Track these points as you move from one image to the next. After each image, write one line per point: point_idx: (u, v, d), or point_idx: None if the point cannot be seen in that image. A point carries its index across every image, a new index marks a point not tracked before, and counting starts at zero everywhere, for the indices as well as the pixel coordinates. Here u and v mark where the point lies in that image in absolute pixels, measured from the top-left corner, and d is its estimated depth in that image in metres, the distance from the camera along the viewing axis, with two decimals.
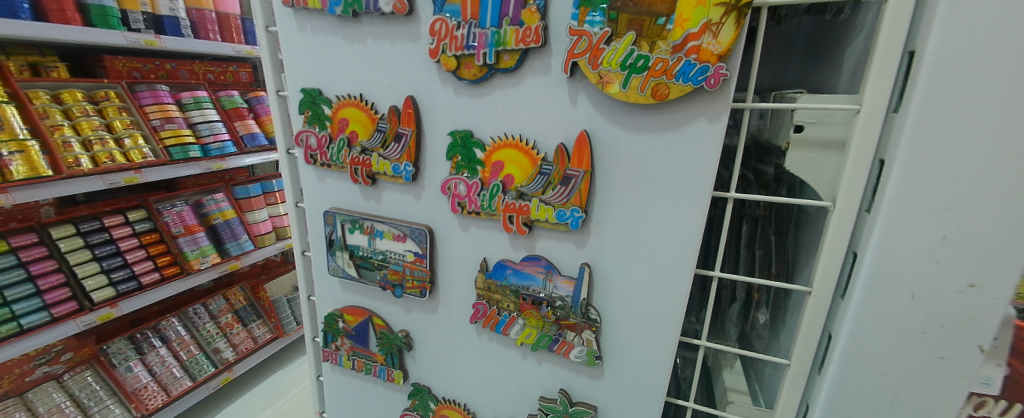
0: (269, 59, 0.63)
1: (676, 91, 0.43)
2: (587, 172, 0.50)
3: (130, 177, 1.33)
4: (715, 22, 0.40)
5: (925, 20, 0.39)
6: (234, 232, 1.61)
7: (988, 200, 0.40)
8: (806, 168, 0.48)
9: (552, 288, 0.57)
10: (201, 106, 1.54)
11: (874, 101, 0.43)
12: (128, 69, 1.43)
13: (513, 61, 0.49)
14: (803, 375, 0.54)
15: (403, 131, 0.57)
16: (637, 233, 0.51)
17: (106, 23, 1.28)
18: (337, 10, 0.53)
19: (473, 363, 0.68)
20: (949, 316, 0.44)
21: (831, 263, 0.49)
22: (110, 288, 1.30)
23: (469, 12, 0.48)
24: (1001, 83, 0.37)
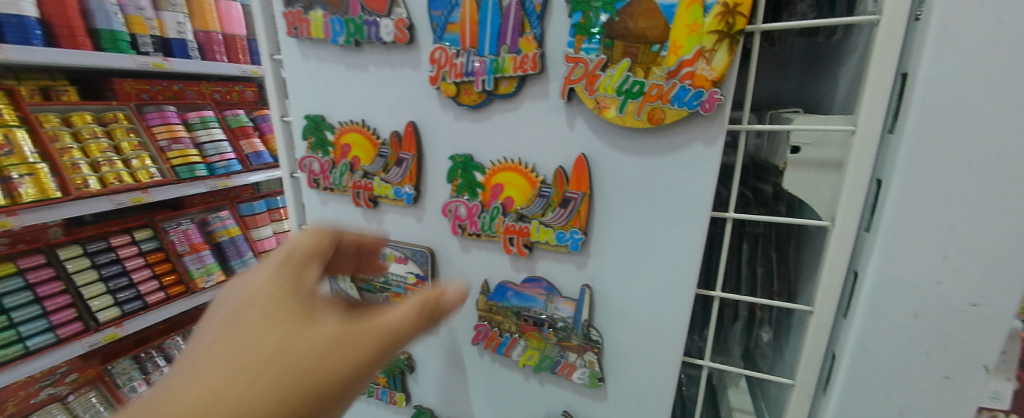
0: (274, 85, 0.64)
1: (672, 116, 0.44)
2: (586, 194, 0.51)
3: (137, 197, 1.34)
4: (708, 48, 0.41)
5: (916, 45, 0.40)
6: (238, 249, 1.62)
7: (987, 220, 0.40)
8: (804, 188, 0.48)
9: (554, 310, 0.57)
10: (208, 125, 1.57)
11: (870, 122, 0.43)
12: (137, 91, 1.46)
13: (511, 88, 0.50)
14: (808, 395, 0.53)
15: (404, 156, 0.57)
16: (637, 254, 0.52)
17: (116, 47, 1.31)
18: (339, 40, 0.55)
19: (475, 384, 0.68)
20: (955, 335, 0.43)
21: (832, 283, 0.49)
22: (115, 308, 1.31)
23: (468, 40, 0.49)
24: (993, 105, 0.37)
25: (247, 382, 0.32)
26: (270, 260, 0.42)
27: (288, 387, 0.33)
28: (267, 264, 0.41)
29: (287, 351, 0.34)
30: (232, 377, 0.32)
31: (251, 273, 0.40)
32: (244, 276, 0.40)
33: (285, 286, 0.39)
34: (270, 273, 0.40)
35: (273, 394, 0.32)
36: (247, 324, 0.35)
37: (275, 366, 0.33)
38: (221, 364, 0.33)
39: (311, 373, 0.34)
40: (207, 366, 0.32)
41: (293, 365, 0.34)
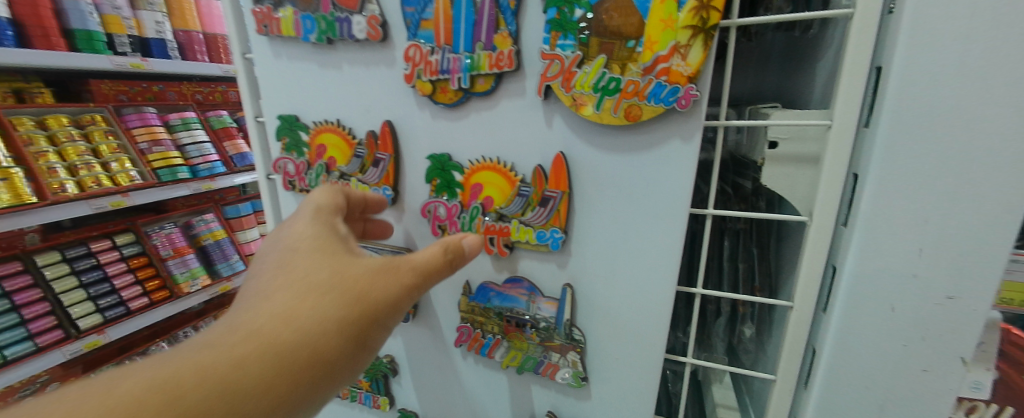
0: (247, 85, 0.63)
1: (649, 112, 0.44)
2: (565, 193, 0.50)
3: (117, 202, 1.32)
4: (683, 44, 0.40)
5: (890, 38, 0.40)
6: (224, 252, 1.60)
7: (961, 213, 0.40)
8: (783, 184, 0.48)
9: (536, 309, 0.57)
10: (190, 127, 1.54)
11: (846, 117, 0.43)
12: (116, 92, 1.43)
13: (488, 85, 0.49)
14: (790, 390, 0.53)
15: (381, 156, 0.56)
16: (617, 252, 0.51)
17: (92, 48, 1.27)
18: (311, 38, 0.53)
19: (460, 386, 0.67)
20: (931, 328, 0.44)
21: (811, 279, 0.48)
22: (97, 315, 1.28)
23: (442, 37, 0.48)
24: (965, 98, 0.37)
25: (310, 304, 0.39)
26: (303, 215, 0.49)
27: (344, 308, 0.40)
28: (303, 219, 0.48)
29: (338, 281, 0.41)
30: (297, 301, 0.39)
31: (291, 227, 0.47)
32: (284, 230, 0.47)
33: (324, 237, 0.46)
34: (310, 226, 0.47)
35: (334, 312, 0.39)
36: (302, 262, 0.42)
37: (331, 292, 0.40)
38: (286, 292, 0.40)
39: (360, 298, 0.41)
40: (277, 293, 0.40)
41: (346, 291, 0.41)
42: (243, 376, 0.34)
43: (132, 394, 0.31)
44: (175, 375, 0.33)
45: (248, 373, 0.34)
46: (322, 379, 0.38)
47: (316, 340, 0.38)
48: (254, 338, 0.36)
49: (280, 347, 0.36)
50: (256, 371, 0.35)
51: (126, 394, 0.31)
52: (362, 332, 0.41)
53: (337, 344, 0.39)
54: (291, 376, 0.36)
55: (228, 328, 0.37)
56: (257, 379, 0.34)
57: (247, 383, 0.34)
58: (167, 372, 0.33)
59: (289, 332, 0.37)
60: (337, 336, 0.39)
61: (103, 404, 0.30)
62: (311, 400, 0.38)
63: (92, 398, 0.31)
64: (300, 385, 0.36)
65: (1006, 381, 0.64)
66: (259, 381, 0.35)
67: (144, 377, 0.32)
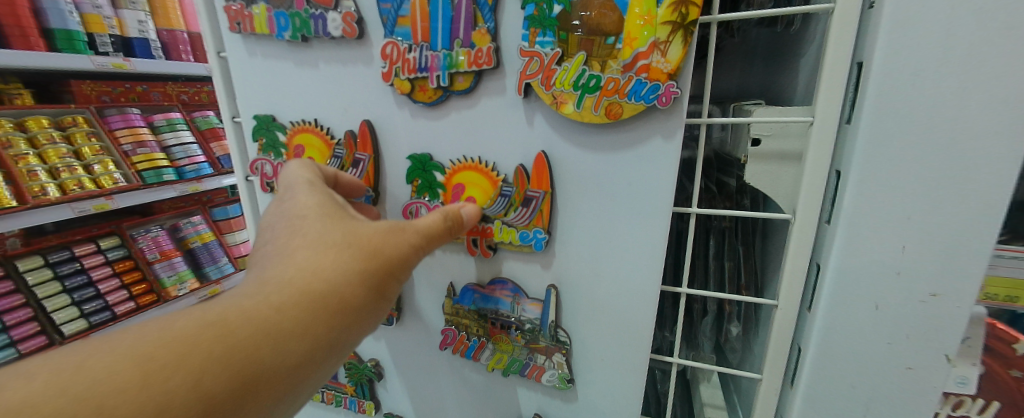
0: (222, 83, 0.61)
1: (629, 110, 0.43)
2: (548, 193, 0.49)
3: (101, 204, 1.30)
4: (663, 40, 0.40)
5: (871, 33, 0.39)
6: (212, 255, 1.59)
7: (944, 210, 0.39)
8: (766, 182, 0.47)
9: (520, 311, 0.56)
10: (175, 128, 1.51)
11: (828, 113, 0.42)
12: (97, 93, 1.39)
13: (467, 83, 0.48)
14: (776, 389, 0.53)
15: (360, 156, 0.55)
16: (601, 252, 0.51)
17: (72, 48, 1.25)
18: (285, 36, 0.52)
19: (446, 389, 0.66)
20: (916, 326, 0.43)
21: (796, 277, 0.48)
22: (82, 320, 1.26)
23: (419, 34, 0.47)
24: (947, 94, 0.37)
25: (332, 258, 0.38)
26: (297, 186, 0.46)
27: (364, 262, 0.39)
28: (299, 188, 0.46)
29: (356, 238, 0.40)
30: (318, 256, 0.38)
31: (292, 194, 0.45)
32: (287, 197, 0.45)
33: (330, 203, 0.44)
34: (312, 194, 0.45)
35: (356, 265, 0.39)
36: (314, 223, 0.41)
37: (350, 248, 0.40)
38: (306, 248, 0.39)
39: (378, 253, 0.40)
40: (297, 250, 0.39)
41: (363, 247, 0.40)
42: (280, 322, 0.34)
43: (180, 335, 0.31)
44: (216, 319, 0.33)
45: (285, 318, 0.35)
46: (353, 325, 0.38)
47: (343, 290, 0.38)
48: (284, 288, 0.36)
49: (313, 295, 0.36)
50: (292, 316, 0.35)
51: (174, 335, 0.31)
52: (383, 283, 0.41)
53: (363, 294, 0.39)
54: (325, 322, 0.36)
55: (256, 281, 0.37)
56: (294, 323, 0.35)
57: (286, 327, 0.34)
58: (208, 317, 0.33)
59: (316, 282, 0.37)
60: (362, 286, 0.39)
61: (154, 344, 0.31)
62: (343, 344, 0.38)
63: (141, 340, 0.31)
64: (334, 329, 0.37)
65: (991, 377, 0.64)
66: (296, 325, 0.35)
67: (185, 323, 0.32)
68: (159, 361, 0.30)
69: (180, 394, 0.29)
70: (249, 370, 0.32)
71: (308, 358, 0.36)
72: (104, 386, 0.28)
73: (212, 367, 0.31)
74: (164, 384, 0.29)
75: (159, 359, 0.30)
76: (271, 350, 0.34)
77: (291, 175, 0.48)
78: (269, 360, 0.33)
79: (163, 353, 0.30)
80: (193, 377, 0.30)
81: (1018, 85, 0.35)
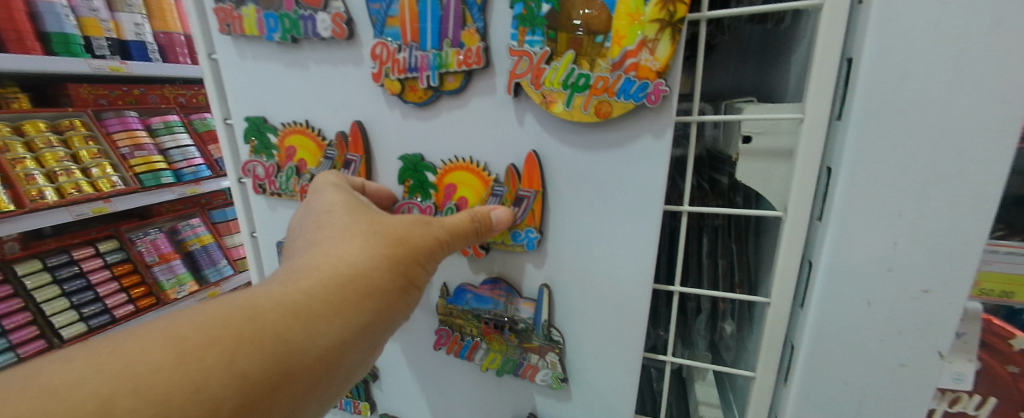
0: (213, 85, 0.60)
1: (619, 109, 0.43)
2: (539, 192, 0.49)
3: (99, 208, 1.29)
4: (651, 38, 0.40)
5: (860, 29, 0.39)
6: (212, 257, 1.59)
7: (935, 206, 0.39)
8: (757, 179, 0.47)
9: (514, 311, 0.55)
10: (173, 130, 1.51)
11: (817, 110, 0.42)
12: (94, 97, 1.39)
13: (457, 83, 0.48)
14: (769, 387, 0.53)
15: (352, 157, 0.55)
16: (593, 252, 0.50)
17: (68, 51, 1.24)
18: (275, 37, 0.52)
19: (442, 389, 0.67)
20: (908, 322, 0.43)
21: (787, 275, 0.48)
22: (81, 323, 1.27)
23: (409, 34, 0.47)
24: (936, 89, 0.37)
25: (358, 247, 0.41)
26: (322, 187, 0.49)
27: (387, 250, 0.42)
28: (325, 189, 0.49)
29: (379, 229, 0.43)
30: (345, 245, 0.41)
31: (317, 195, 0.48)
32: (312, 199, 0.48)
33: (353, 202, 0.47)
34: (336, 193, 0.48)
35: (380, 252, 0.41)
36: (339, 217, 0.44)
37: (374, 237, 0.42)
38: (332, 240, 0.42)
39: (401, 242, 0.43)
40: (325, 242, 0.42)
41: (386, 236, 0.43)
42: (309, 304, 0.36)
43: (212, 318, 0.33)
44: (248, 303, 0.35)
45: (313, 302, 0.36)
46: (379, 311, 0.40)
47: (369, 274, 0.40)
48: (312, 274, 0.38)
49: (341, 279, 0.39)
50: (322, 297, 0.37)
51: (208, 318, 0.33)
52: (407, 270, 0.43)
53: (390, 281, 0.41)
54: (352, 306, 0.38)
55: (287, 270, 0.39)
56: (322, 306, 0.36)
57: (315, 309, 0.36)
58: (240, 301, 0.35)
59: (344, 268, 0.39)
60: (387, 272, 0.41)
61: (188, 326, 0.32)
62: (369, 331, 0.39)
63: (176, 323, 0.32)
64: (362, 313, 0.38)
65: (988, 372, 0.63)
66: (325, 307, 0.37)
67: (217, 307, 0.34)
68: (194, 341, 0.31)
69: (217, 370, 0.31)
70: (280, 350, 0.34)
71: (336, 343, 0.37)
72: (143, 364, 0.29)
73: (244, 346, 0.32)
74: (200, 361, 0.31)
75: (194, 340, 0.32)
76: (302, 331, 0.35)
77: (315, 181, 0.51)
78: (299, 342, 0.35)
79: (198, 334, 0.32)
80: (228, 354, 0.32)
81: (1007, 80, 0.35)
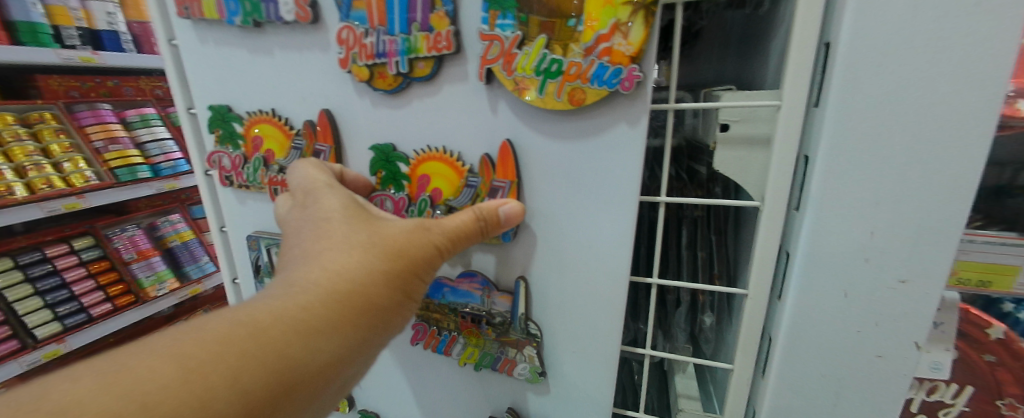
0: (174, 73, 0.58)
1: (593, 95, 0.41)
2: (514, 182, 0.48)
3: (72, 204, 1.24)
4: (624, 22, 0.38)
5: (837, 12, 0.38)
6: (192, 253, 1.55)
7: (912, 194, 0.39)
8: (735, 168, 0.46)
9: (490, 304, 0.54)
10: (149, 124, 1.47)
11: (795, 97, 0.41)
12: (65, 88, 1.33)
13: (427, 69, 0.46)
14: (747, 379, 0.52)
15: (321, 147, 0.53)
16: (569, 243, 0.49)
17: (36, 41, 1.19)
18: (236, 21, 0.50)
19: (420, 384, 0.65)
20: (885, 312, 0.43)
21: (765, 266, 0.47)
22: (55, 323, 1.23)
23: (376, 18, 0.45)
24: (911, 74, 0.36)
25: (357, 257, 0.39)
26: (317, 190, 0.45)
27: (388, 262, 0.40)
28: (320, 192, 0.45)
29: (379, 238, 0.41)
30: (344, 256, 0.39)
31: (314, 199, 0.45)
32: (308, 203, 0.45)
33: (351, 207, 0.44)
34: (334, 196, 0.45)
35: (380, 264, 0.39)
36: (337, 226, 0.41)
37: (374, 248, 0.40)
38: (331, 249, 0.39)
39: (402, 253, 0.40)
40: (322, 252, 0.39)
41: (388, 247, 0.40)
42: (310, 320, 0.35)
43: (214, 335, 0.32)
44: (248, 319, 0.33)
45: (315, 317, 0.35)
46: (379, 324, 0.39)
47: (370, 289, 0.38)
48: (311, 289, 0.36)
49: (340, 293, 0.37)
50: (322, 313, 0.35)
51: (210, 336, 0.32)
52: (408, 283, 0.41)
53: (390, 295, 0.39)
54: (352, 321, 0.36)
55: (285, 283, 0.38)
56: (323, 321, 0.35)
57: (316, 324, 0.35)
58: (241, 317, 0.34)
59: (343, 282, 0.37)
60: (387, 286, 0.39)
61: (191, 344, 0.31)
62: (369, 344, 0.38)
63: (179, 341, 0.31)
64: (362, 328, 0.37)
65: (965, 362, 0.64)
66: (325, 323, 0.35)
67: (219, 325, 0.33)
68: (199, 359, 0.30)
69: (222, 389, 0.30)
70: (284, 367, 0.32)
71: (340, 356, 0.36)
72: (149, 383, 0.28)
73: (249, 364, 0.31)
74: (205, 380, 0.30)
75: (198, 358, 0.30)
76: (302, 347, 0.34)
77: (305, 181, 0.47)
78: (302, 359, 0.33)
79: (202, 351, 0.31)
80: (233, 373, 0.31)
81: (983, 65, 0.34)
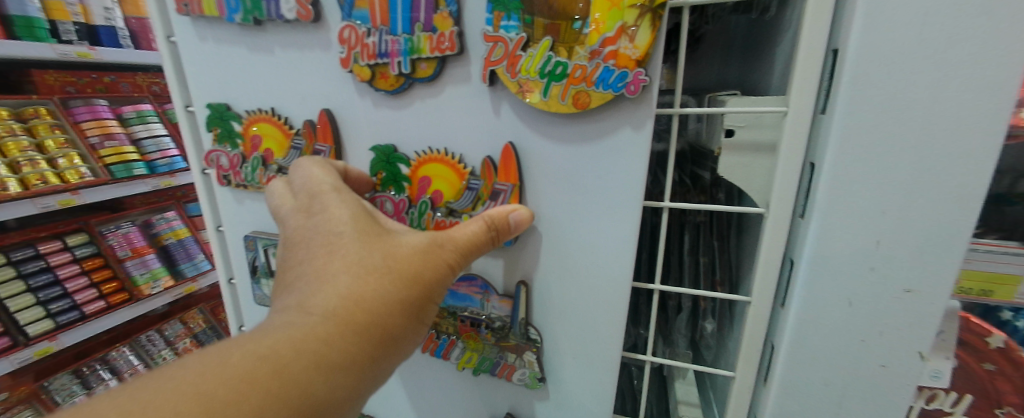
0: (173, 70, 0.57)
1: (597, 99, 0.41)
2: (516, 185, 0.47)
3: (66, 200, 1.22)
4: (630, 25, 0.38)
5: (845, 18, 0.38)
6: (188, 252, 1.54)
7: (920, 204, 0.38)
8: (739, 174, 0.45)
9: (490, 308, 0.54)
10: (146, 120, 1.46)
11: (801, 104, 0.41)
12: (61, 84, 1.31)
13: (430, 70, 0.46)
14: (748, 387, 0.52)
15: (320, 147, 0.53)
16: (571, 248, 0.49)
17: (32, 35, 1.17)
18: (236, 18, 0.49)
19: (418, 388, 0.65)
20: (890, 322, 0.42)
21: (769, 273, 0.47)
22: (48, 320, 1.21)
23: (378, 17, 0.45)
24: (919, 83, 0.36)
25: (372, 283, 0.37)
26: (322, 195, 0.44)
27: (405, 289, 0.38)
28: (326, 198, 0.43)
29: (393, 261, 0.39)
30: (360, 282, 0.37)
31: (322, 205, 0.43)
32: (316, 209, 0.43)
33: (360, 217, 0.42)
34: (343, 204, 0.43)
35: (396, 292, 0.38)
36: (349, 242, 0.39)
37: (390, 272, 0.38)
38: (347, 272, 0.37)
39: (417, 278, 0.39)
40: (336, 273, 0.37)
41: (404, 272, 0.39)
42: (330, 354, 0.33)
43: (236, 371, 0.30)
44: (269, 352, 0.32)
45: (334, 350, 0.34)
46: (393, 350, 0.38)
47: (387, 318, 0.37)
48: (329, 318, 0.35)
49: (358, 323, 0.35)
50: (342, 345, 0.34)
51: (232, 372, 0.30)
52: (422, 308, 0.40)
53: (405, 321, 0.38)
54: (368, 351, 0.36)
55: (299, 307, 0.36)
56: (343, 353, 0.34)
57: (336, 357, 0.34)
58: (261, 350, 0.32)
59: (360, 311, 0.36)
60: (403, 313, 0.38)
61: (214, 381, 0.29)
62: (383, 368, 0.38)
63: (200, 378, 0.30)
64: (377, 356, 0.36)
65: (964, 370, 0.64)
66: (344, 355, 0.34)
67: (238, 359, 0.31)
68: (223, 399, 0.29)
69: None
70: (306, 404, 0.31)
71: (356, 387, 0.35)
72: None
73: (273, 401, 0.30)
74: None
75: (223, 397, 0.29)
76: (323, 382, 0.33)
77: (310, 183, 0.45)
78: (323, 395, 0.32)
79: (225, 389, 0.29)
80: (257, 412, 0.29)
81: (994, 74, 0.34)
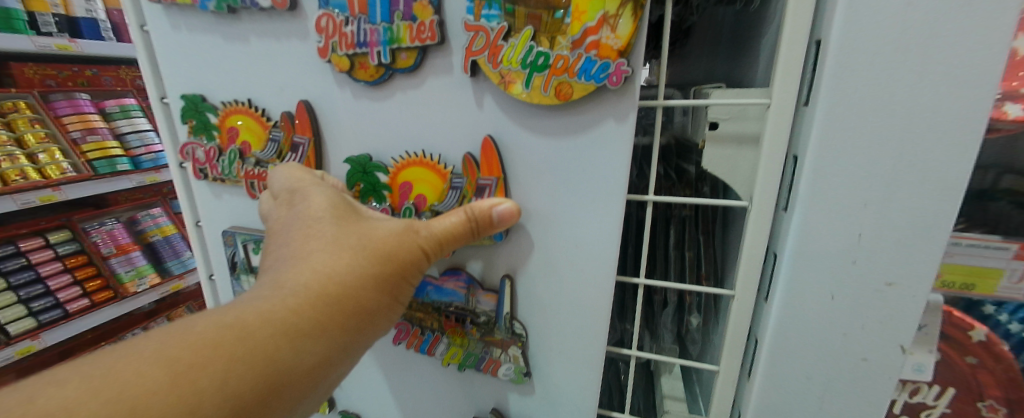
0: (147, 62, 0.55)
1: (579, 90, 0.40)
2: (500, 179, 0.46)
3: (47, 196, 1.19)
4: (612, 14, 0.37)
5: (829, 9, 0.37)
6: (175, 249, 1.52)
7: (901, 197, 0.38)
8: (723, 167, 0.45)
9: (475, 303, 0.53)
10: (130, 115, 1.42)
11: (785, 95, 0.40)
12: (41, 77, 1.28)
13: (411, 60, 0.45)
14: (732, 381, 0.52)
15: (300, 140, 0.51)
16: (555, 242, 0.48)
17: (9, 27, 1.13)
18: (209, 6, 0.48)
19: (404, 384, 0.64)
20: (871, 315, 0.42)
21: (752, 267, 0.46)
22: (29, 319, 1.19)
23: (356, 6, 0.44)
24: (901, 75, 0.35)
25: (345, 260, 0.37)
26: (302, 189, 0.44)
27: (378, 265, 0.38)
28: (305, 189, 0.43)
29: (368, 241, 0.39)
30: (334, 258, 0.37)
31: (300, 196, 0.43)
32: (294, 202, 0.43)
33: (339, 207, 0.42)
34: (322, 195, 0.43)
35: (369, 267, 0.37)
36: (325, 225, 0.39)
37: (364, 250, 0.38)
38: (322, 251, 0.37)
39: (390, 257, 0.39)
40: (310, 253, 0.37)
41: (378, 250, 0.38)
42: (299, 323, 0.33)
43: (200, 337, 0.30)
44: (236, 321, 0.31)
45: (303, 319, 0.33)
46: (366, 327, 0.37)
47: (359, 292, 0.36)
48: (300, 292, 0.34)
49: (329, 296, 0.35)
50: (311, 317, 0.33)
51: (197, 338, 0.30)
52: (397, 287, 0.39)
53: (379, 298, 0.38)
54: (340, 323, 0.35)
55: (273, 284, 0.35)
56: (312, 324, 0.33)
57: (305, 326, 0.33)
58: (228, 318, 0.31)
59: (332, 285, 0.35)
60: (376, 289, 0.37)
61: (178, 347, 0.29)
62: (355, 347, 0.36)
63: (166, 343, 0.29)
64: (349, 331, 0.35)
65: (947, 363, 0.64)
66: (314, 325, 0.33)
67: (204, 327, 0.31)
68: (184, 360, 0.28)
69: (209, 391, 0.28)
70: (272, 368, 0.31)
71: (326, 359, 0.34)
72: (137, 386, 0.27)
73: (237, 365, 0.30)
74: (192, 384, 0.28)
75: (186, 360, 0.29)
76: (291, 351, 0.32)
77: (289, 180, 0.45)
78: (289, 361, 0.32)
79: (190, 353, 0.29)
80: (219, 375, 0.29)
81: (974, 66, 0.34)
